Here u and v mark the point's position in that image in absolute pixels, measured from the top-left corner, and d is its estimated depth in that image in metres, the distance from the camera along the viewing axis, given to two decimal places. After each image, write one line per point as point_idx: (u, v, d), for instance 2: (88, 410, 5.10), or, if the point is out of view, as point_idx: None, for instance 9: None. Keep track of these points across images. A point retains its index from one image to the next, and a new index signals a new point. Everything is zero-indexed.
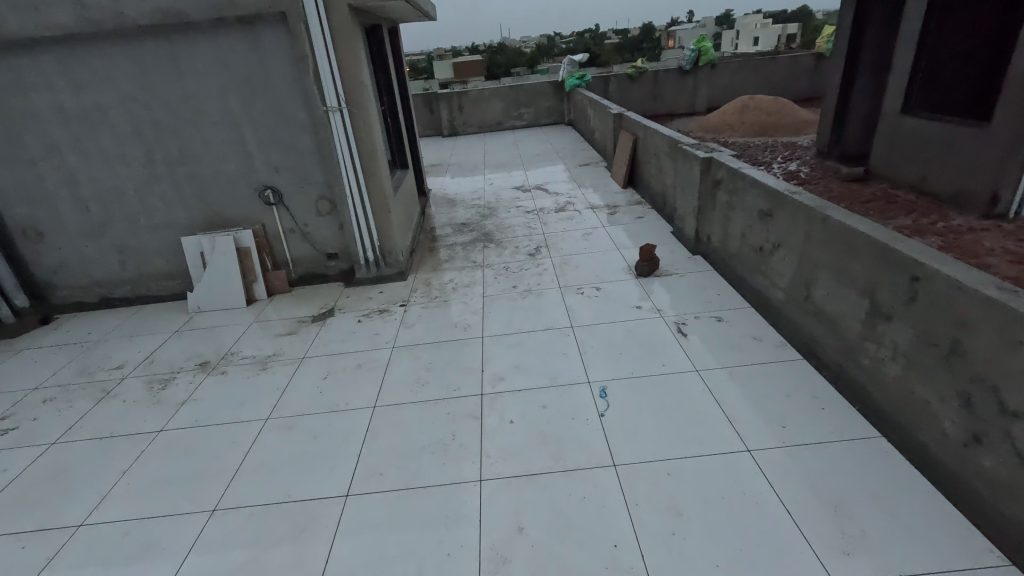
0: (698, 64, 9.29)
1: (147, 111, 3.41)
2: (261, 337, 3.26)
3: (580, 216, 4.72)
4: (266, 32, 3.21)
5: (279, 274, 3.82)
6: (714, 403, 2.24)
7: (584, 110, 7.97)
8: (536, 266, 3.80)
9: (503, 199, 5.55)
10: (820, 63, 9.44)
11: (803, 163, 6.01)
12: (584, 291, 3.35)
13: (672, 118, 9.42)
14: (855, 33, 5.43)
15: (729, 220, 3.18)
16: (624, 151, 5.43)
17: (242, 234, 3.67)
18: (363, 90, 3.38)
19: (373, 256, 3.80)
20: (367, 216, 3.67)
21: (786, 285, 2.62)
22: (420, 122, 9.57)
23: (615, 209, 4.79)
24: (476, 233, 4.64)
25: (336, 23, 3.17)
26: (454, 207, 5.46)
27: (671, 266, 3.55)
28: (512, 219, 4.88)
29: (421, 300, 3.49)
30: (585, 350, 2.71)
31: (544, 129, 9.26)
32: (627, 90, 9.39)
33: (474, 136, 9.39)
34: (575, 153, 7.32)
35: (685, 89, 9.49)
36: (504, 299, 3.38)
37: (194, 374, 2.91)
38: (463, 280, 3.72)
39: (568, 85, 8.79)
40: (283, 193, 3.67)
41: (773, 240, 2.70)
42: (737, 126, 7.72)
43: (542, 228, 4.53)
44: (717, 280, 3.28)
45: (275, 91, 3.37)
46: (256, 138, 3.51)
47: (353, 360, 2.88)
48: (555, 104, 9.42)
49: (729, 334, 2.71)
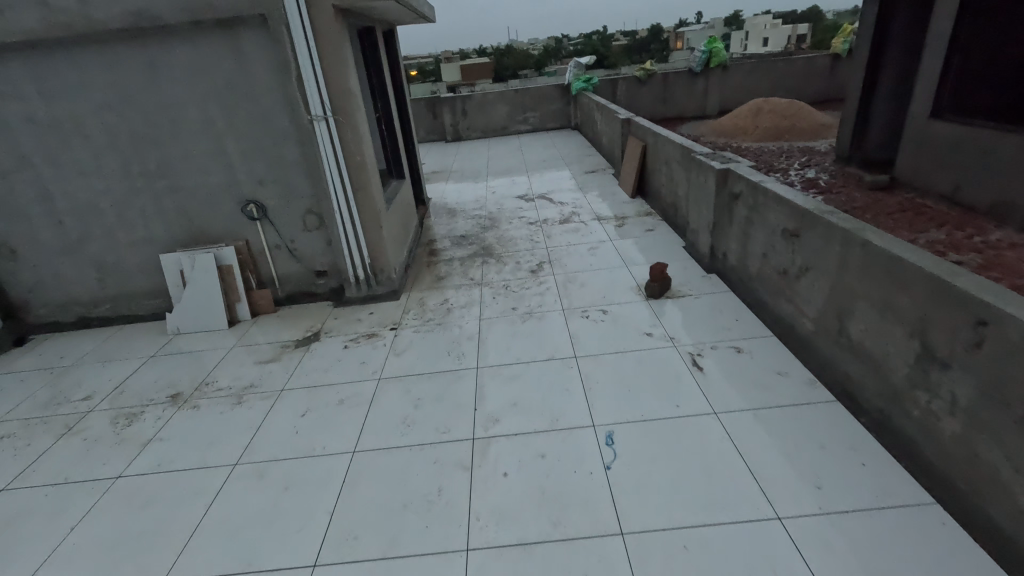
0: (709, 66, 8.99)
1: (121, 121, 3.18)
2: (240, 365, 3.02)
3: (586, 228, 4.45)
4: (246, 36, 2.97)
5: (264, 293, 3.59)
6: (737, 455, 1.96)
7: (591, 114, 7.70)
8: (538, 285, 3.53)
9: (506, 208, 5.29)
10: (836, 64, 9.11)
11: (822, 170, 5.70)
12: (589, 314, 3.08)
13: (681, 122, 9.11)
14: (878, 32, 5.11)
15: (749, 237, 2.90)
16: (633, 158, 5.15)
17: (224, 251, 3.44)
18: (351, 98, 3.14)
19: (364, 274, 3.55)
20: (357, 232, 3.43)
21: (815, 315, 2.34)
22: (423, 127, 9.35)
23: (624, 221, 4.52)
24: (476, 246, 4.39)
25: (320, 26, 2.93)
26: (454, 217, 5.21)
27: (684, 285, 3.27)
28: (514, 231, 4.62)
29: (414, 323, 3.24)
30: (589, 386, 2.44)
31: (549, 134, 9.00)
32: (635, 93, 9.11)
33: (478, 141, 9.15)
34: (581, 159, 7.05)
35: (695, 92, 9.19)
36: (502, 323, 3.12)
37: (164, 408, 2.68)
38: (459, 300, 3.47)
39: (575, 88, 8.53)
40: (268, 208, 3.44)
41: (800, 264, 2.42)
42: (750, 130, 7.41)
43: (546, 241, 4.27)
44: (734, 303, 3.01)
45: (257, 99, 3.13)
46: (238, 149, 3.27)
47: (336, 393, 2.64)
48: (561, 107, 9.15)
49: (750, 369, 2.43)
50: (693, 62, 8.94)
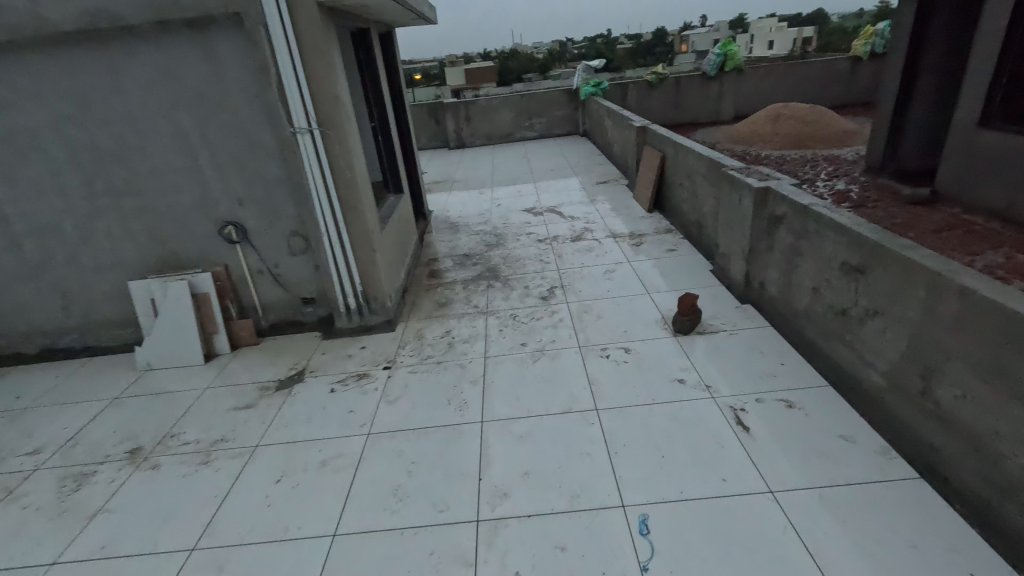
0: (723, 69, 8.61)
1: (83, 134, 2.83)
2: (213, 410, 2.66)
3: (600, 248, 4.07)
4: (221, 38, 2.62)
5: (245, 324, 3.23)
6: (805, 555, 1.58)
7: (600, 120, 7.33)
8: (551, 315, 3.16)
9: (512, 223, 4.92)
10: (856, 67, 8.72)
11: (852, 181, 5.31)
12: (610, 354, 2.71)
13: (694, 128, 8.73)
14: (917, 33, 4.73)
15: (795, 268, 2.52)
16: (650, 169, 4.77)
17: (199, 278, 3.08)
18: (339, 107, 2.77)
19: (355, 303, 3.19)
20: (347, 257, 3.06)
21: (886, 368, 1.96)
22: (425, 133, 9.01)
23: (641, 239, 4.14)
24: (480, 267, 4.03)
25: (303, 26, 2.57)
26: (456, 233, 4.85)
27: (717, 318, 2.89)
28: (522, 250, 4.25)
29: (411, 361, 2.87)
30: (615, 449, 2.07)
31: (556, 141, 8.63)
32: (646, 98, 8.74)
33: (482, 148, 8.80)
34: (592, 168, 6.68)
35: (709, 97, 8.81)
36: (511, 362, 2.75)
37: (120, 468, 2.31)
38: (462, 333, 3.09)
39: (583, 93, 8.16)
40: (249, 229, 3.08)
41: (866, 306, 2.04)
42: (769, 137, 7.02)
43: (557, 262, 3.90)
44: (777, 341, 2.62)
45: (234, 109, 2.78)
46: (215, 165, 2.92)
47: (319, 451, 2.28)
48: (569, 113, 8.79)
49: (808, 431, 2.05)
50: (707, 65, 8.55)
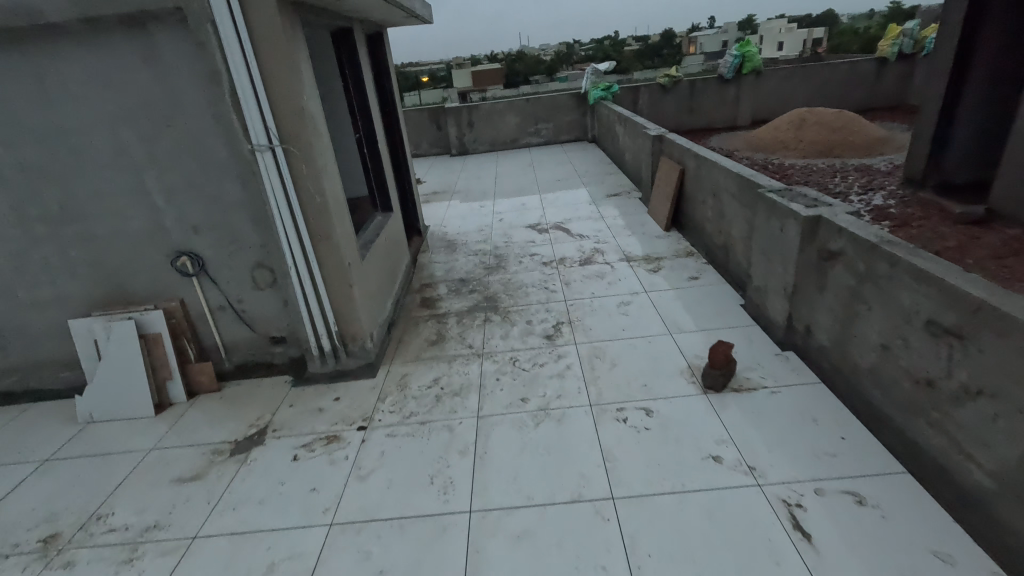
0: (741, 71, 8.13)
1: (9, 152, 2.41)
2: (154, 481, 2.23)
3: (613, 274, 3.62)
4: (164, 38, 2.19)
5: (204, 367, 2.80)
6: None
7: (611, 126, 6.87)
8: (556, 361, 2.71)
9: (515, 242, 4.47)
10: (882, 69, 8.20)
11: (890, 195, 4.81)
12: (627, 416, 2.25)
13: (710, 134, 8.26)
14: (968, 32, 4.23)
15: (857, 318, 2.06)
16: (667, 183, 4.30)
17: (149, 317, 2.66)
18: (306, 120, 2.33)
19: (330, 345, 2.75)
20: (319, 293, 2.63)
21: (997, 467, 1.49)
22: (426, 139, 8.60)
23: (659, 264, 3.67)
24: (477, 295, 3.59)
25: (260, 23, 2.13)
26: (453, 253, 4.41)
27: (756, 371, 2.42)
28: (524, 274, 3.80)
29: (391, 419, 2.43)
30: (638, 564, 1.61)
31: (563, 147, 8.18)
32: (658, 102, 8.27)
33: (486, 155, 8.37)
34: (602, 177, 6.23)
35: (725, 101, 8.32)
36: (509, 424, 2.30)
37: (26, 567, 1.88)
38: (453, 382, 2.64)
39: (592, 97, 7.71)
40: (206, 260, 2.65)
41: (965, 382, 1.57)
42: (792, 145, 6.53)
43: (564, 291, 3.45)
44: (832, 405, 2.16)
45: (183, 122, 2.35)
46: (163, 187, 2.49)
47: (269, 548, 1.84)
48: (577, 118, 8.34)
49: (889, 545, 1.58)
50: (724, 67, 8.05)
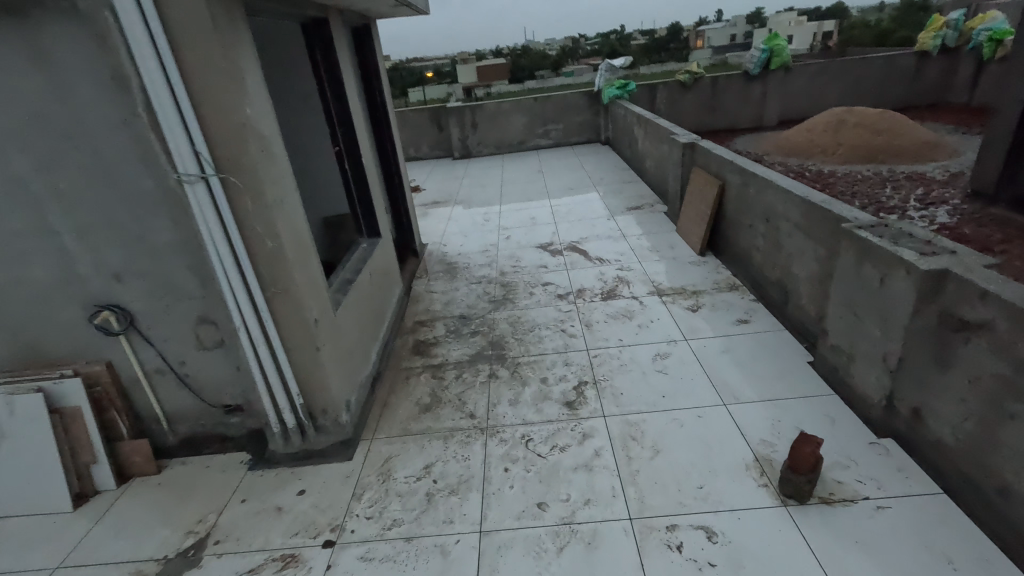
0: (768, 67, 7.47)
1: None
2: None
3: (642, 313, 3.03)
4: (56, 31, 1.61)
5: (140, 445, 2.24)
6: None
7: (628, 128, 6.25)
8: (581, 442, 2.13)
9: (524, 266, 3.89)
10: (923, 64, 7.53)
11: (955, 211, 4.18)
12: (684, 543, 1.67)
13: (734, 135, 7.62)
14: None
15: (1014, 422, 1.46)
16: (702, 199, 3.69)
17: (66, 387, 2.10)
18: (253, 141, 1.74)
19: (296, 420, 2.18)
20: (279, 359, 2.05)
21: None
22: (427, 142, 8.04)
23: (698, 301, 3.08)
24: (481, 338, 3.01)
25: (181, 10, 1.55)
26: (453, 279, 3.83)
27: (849, 470, 1.83)
28: (536, 311, 3.21)
29: (368, 530, 1.86)
30: None
31: (574, 150, 7.58)
32: (677, 100, 7.63)
33: (491, 158, 7.78)
34: (619, 186, 5.62)
35: (750, 99, 7.67)
36: (522, 546, 1.73)
37: None
38: (449, 471, 2.07)
39: (607, 95, 7.08)
40: (136, 315, 2.08)
41: None
42: (831, 149, 5.89)
43: (585, 337, 2.87)
44: (969, 537, 1.57)
45: (91, 142, 1.77)
46: (72, 225, 1.91)
47: None
48: (589, 119, 7.72)
49: None
50: (750, 62, 7.40)
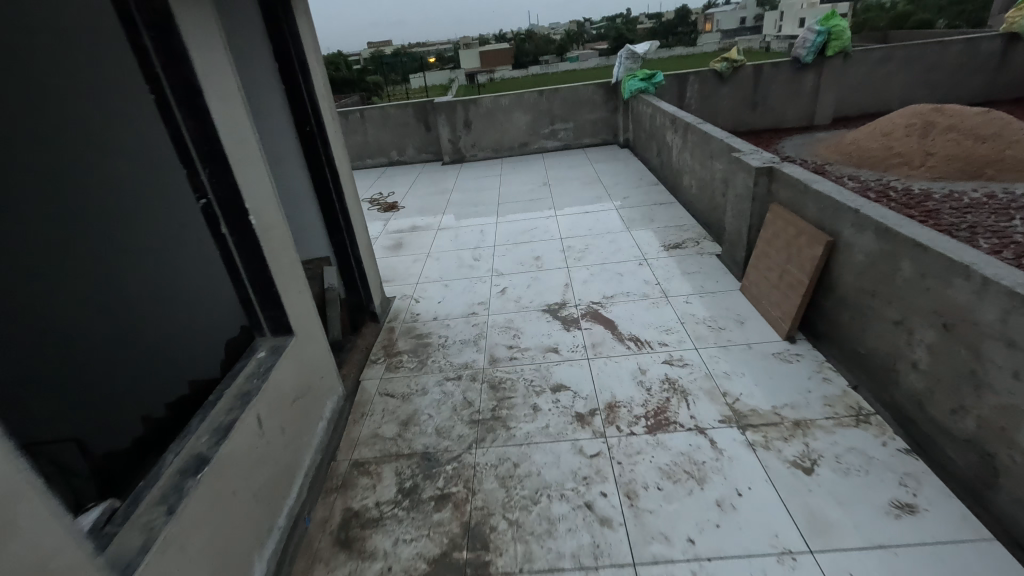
0: (823, 53, 6.15)
1: None
2: None
3: (716, 469, 1.84)
4: None
5: None
6: None
7: (657, 131, 4.99)
8: None
9: (524, 348, 2.69)
10: (1009, 50, 6.20)
11: None
12: None
13: (780, 136, 6.32)
14: None
15: None
16: (792, 256, 2.46)
17: None
18: None
19: None
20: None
21: None
22: (414, 143, 6.82)
23: (806, 447, 1.89)
24: (452, 513, 1.82)
25: None
26: (421, 369, 2.64)
27: None
28: (541, 452, 2.02)
29: None
30: None
31: (587, 154, 6.32)
32: (711, 94, 6.34)
33: (488, 163, 6.55)
34: (647, 208, 4.39)
35: (799, 93, 6.36)
36: None
37: None
38: None
39: (628, 89, 5.81)
40: None
41: None
42: (917, 160, 4.58)
43: (624, 523, 1.69)
44: None
45: None
46: None
47: None
48: (605, 116, 6.45)
49: None
50: (803, 48, 6.09)
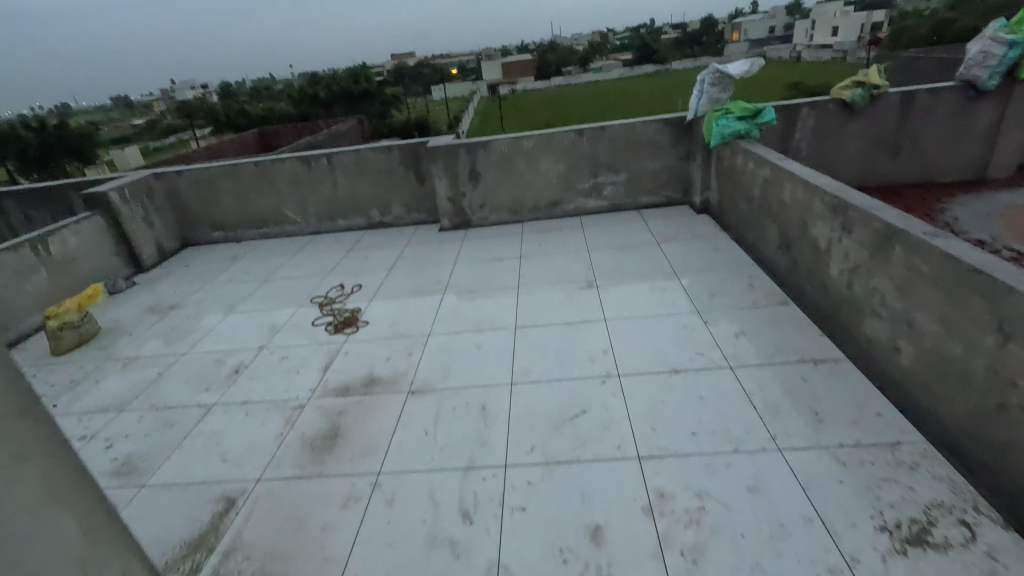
0: (1011, 74, 4.06)
1: None
2: None
3: None
4: None
5: None
6: None
7: (783, 210, 2.97)
8: None
9: None
10: None
11: None
12: None
13: (940, 198, 4.21)
14: None
15: None
16: None
17: None
18: None
19: None
20: None
21: None
22: (400, 199, 4.94)
23: None
24: None
25: None
26: None
27: None
28: None
29: None
30: None
31: (648, 222, 4.32)
32: (834, 135, 4.27)
33: (503, 231, 4.61)
34: (793, 369, 2.35)
35: (967, 133, 4.26)
36: None
37: None
38: None
39: (719, 134, 3.81)
40: None
41: None
42: None
43: None
44: None
45: None
46: None
47: None
48: (672, 165, 4.45)
49: None
50: (981, 69, 4.01)
